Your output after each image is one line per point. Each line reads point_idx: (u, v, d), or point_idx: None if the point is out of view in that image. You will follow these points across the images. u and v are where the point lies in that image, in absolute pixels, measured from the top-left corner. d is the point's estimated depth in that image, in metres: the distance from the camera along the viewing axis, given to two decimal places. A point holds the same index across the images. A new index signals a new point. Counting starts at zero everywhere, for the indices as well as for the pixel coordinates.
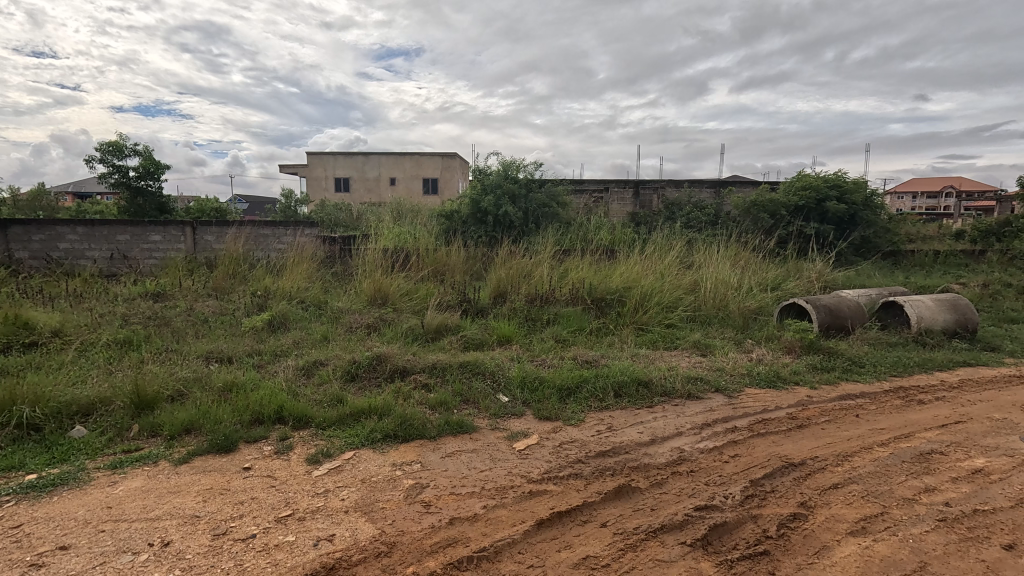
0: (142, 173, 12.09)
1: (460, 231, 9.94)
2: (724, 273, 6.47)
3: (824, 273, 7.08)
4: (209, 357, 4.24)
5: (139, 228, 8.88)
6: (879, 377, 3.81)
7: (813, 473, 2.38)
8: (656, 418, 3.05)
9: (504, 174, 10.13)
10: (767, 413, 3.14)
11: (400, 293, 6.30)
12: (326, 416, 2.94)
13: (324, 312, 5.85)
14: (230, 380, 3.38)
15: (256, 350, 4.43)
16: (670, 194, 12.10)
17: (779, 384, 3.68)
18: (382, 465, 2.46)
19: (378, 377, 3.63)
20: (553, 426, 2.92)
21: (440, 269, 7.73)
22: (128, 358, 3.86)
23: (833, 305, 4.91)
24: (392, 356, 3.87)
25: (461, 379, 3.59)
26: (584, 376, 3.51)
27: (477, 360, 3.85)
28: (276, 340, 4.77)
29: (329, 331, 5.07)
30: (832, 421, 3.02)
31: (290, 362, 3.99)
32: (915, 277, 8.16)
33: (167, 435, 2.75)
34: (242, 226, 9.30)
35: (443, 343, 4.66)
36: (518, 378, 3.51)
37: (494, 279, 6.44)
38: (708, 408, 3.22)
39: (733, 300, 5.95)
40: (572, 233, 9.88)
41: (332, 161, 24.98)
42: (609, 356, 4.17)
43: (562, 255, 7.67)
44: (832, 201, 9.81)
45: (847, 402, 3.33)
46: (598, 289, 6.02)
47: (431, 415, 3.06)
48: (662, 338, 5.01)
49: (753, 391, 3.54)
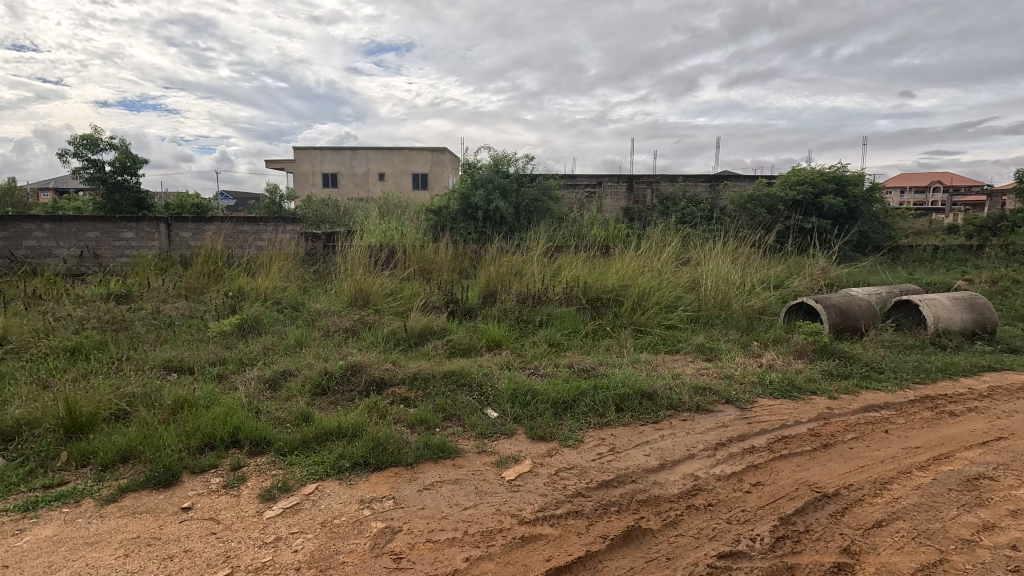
0: (119, 167, 11.58)
1: (449, 227, 9.56)
2: (725, 270, 6.16)
3: (828, 269, 6.78)
4: (167, 368, 3.84)
5: (110, 224, 8.40)
6: (901, 384, 3.50)
7: (850, 508, 2.05)
8: (663, 437, 2.71)
9: (494, 168, 9.76)
10: (786, 429, 2.82)
11: (384, 293, 5.93)
12: (288, 440, 2.56)
13: (302, 314, 5.46)
14: (183, 397, 2.99)
15: (221, 359, 4.03)
16: (664, 188, 11.80)
17: (795, 394, 3.35)
18: (347, 503, 2.09)
19: (353, 390, 3.26)
20: (549, 449, 2.57)
21: (427, 267, 7.35)
22: (72, 371, 3.45)
23: (844, 304, 4.60)
24: (368, 365, 3.49)
25: (445, 391, 3.23)
26: (581, 388, 3.15)
27: (463, 370, 3.49)
28: (245, 346, 4.37)
29: (304, 336, 4.68)
30: (860, 438, 2.70)
31: (255, 373, 3.59)
32: (917, 273, 7.90)
33: (99, 465, 2.36)
34: (219, 223, 8.84)
35: (427, 348, 4.30)
36: (507, 390, 3.15)
37: (484, 277, 6.08)
38: (721, 424, 2.88)
39: (735, 298, 5.64)
40: (565, 228, 9.53)
41: (320, 155, 24.44)
42: (609, 362, 3.83)
43: (554, 251, 7.33)
44: (829, 196, 9.52)
45: (871, 415, 3.01)
46: (593, 289, 5.68)
47: (410, 437, 2.70)
48: (662, 341, 4.69)
49: (768, 403, 3.21)
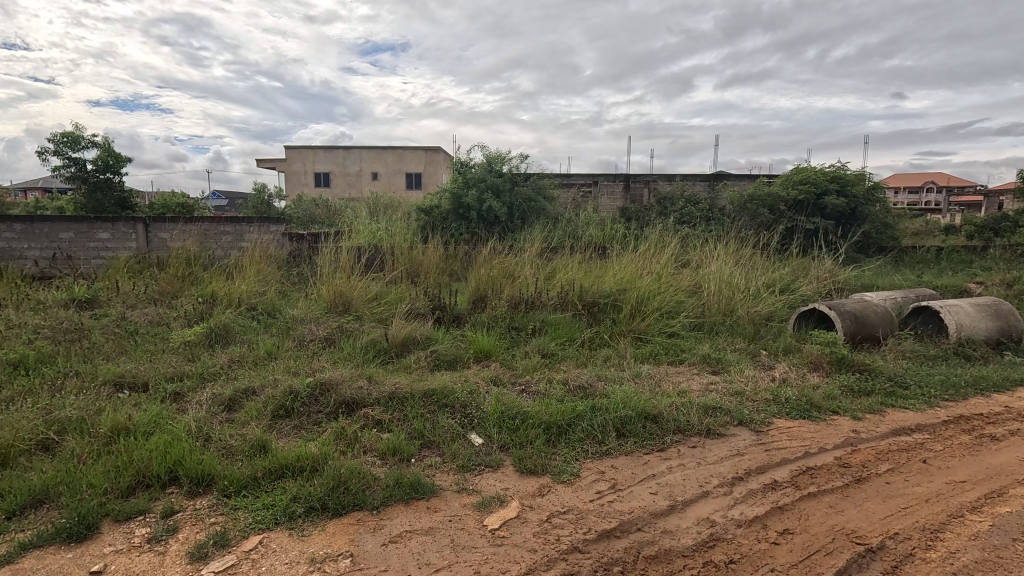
0: (100, 166, 11.15)
1: (440, 227, 9.20)
2: (728, 274, 5.84)
3: (835, 271, 6.46)
4: (119, 385, 3.47)
5: (84, 224, 7.97)
6: (930, 401, 3.17)
7: (900, 568, 1.70)
8: (672, 470, 2.37)
9: (486, 166, 9.40)
10: (810, 458, 2.48)
11: (368, 298, 5.56)
12: (235, 476, 2.19)
13: (277, 321, 5.09)
14: (122, 422, 2.61)
15: (180, 374, 3.65)
16: (662, 188, 11.49)
17: (814, 414, 3.01)
18: (294, 564, 1.72)
19: (320, 412, 2.90)
20: (539, 487, 2.22)
21: (414, 270, 6.99)
22: (7, 392, 3.07)
23: (860, 311, 4.28)
24: (340, 384, 3.13)
25: (424, 414, 2.87)
26: (578, 410, 2.78)
27: (446, 388, 3.13)
28: (209, 358, 3.99)
29: (275, 347, 4.30)
30: (896, 470, 2.36)
31: (213, 390, 3.22)
32: (924, 276, 7.61)
33: (4, 513, 1.98)
34: (200, 223, 8.43)
35: (409, 360, 3.94)
36: (494, 413, 2.79)
37: (474, 281, 5.72)
38: (736, 452, 2.54)
39: (740, 303, 5.32)
40: (561, 228, 9.19)
41: (312, 154, 24.02)
42: (607, 376, 3.48)
43: (549, 253, 6.97)
44: (832, 196, 9.22)
45: (903, 440, 2.68)
46: (589, 293, 5.35)
47: (379, 471, 2.34)
48: (663, 351, 4.36)
49: (786, 425, 2.87)
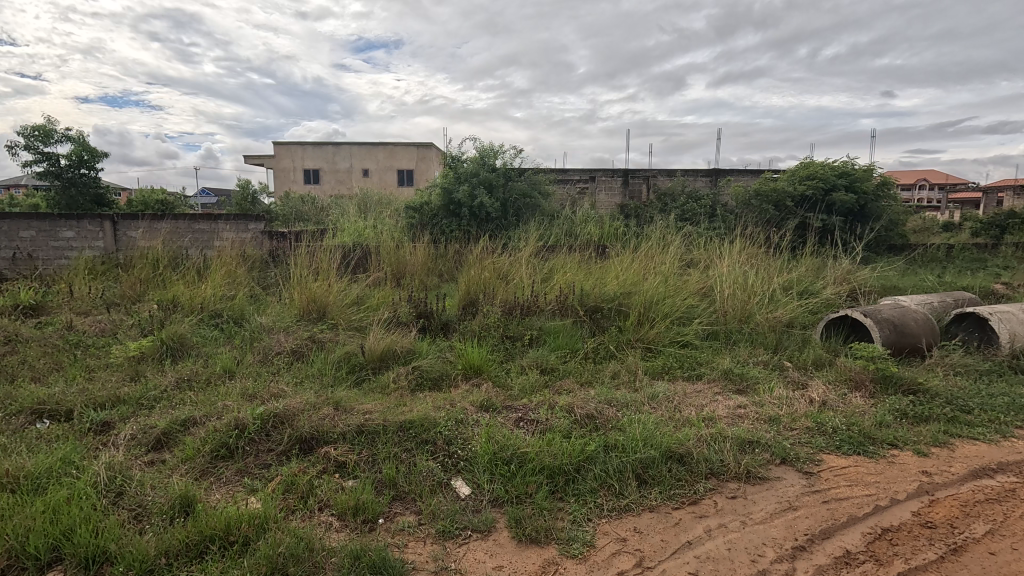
0: (75, 161, 10.49)
1: (429, 224, 8.65)
2: (743, 275, 5.34)
3: (854, 271, 5.98)
4: (38, 414, 2.91)
5: (46, 222, 7.36)
6: (1002, 431, 2.67)
7: None
8: (712, 534, 1.85)
9: (478, 161, 8.86)
10: (881, 516, 1.97)
11: (346, 303, 5.01)
12: (137, 554, 1.65)
13: (243, 330, 4.53)
14: (11, 472, 2.05)
15: (113, 398, 3.08)
16: (662, 183, 11.00)
17: (869, 448, 2.51)
18: None
19: (272, 453, 2.36)
20: (544, 565, 1.70)
21: (400, 271, 6.44)
22: None
23: (898, 319, 3.80)
24: (299, 414, 2.59)
25: (400, 455, 2.34)
26: (588, 449, 2.26)
27: (428, 418, 2.60)
28: (154, 377, 3.42)
29: (234, 362, 3.74)
30: (996, 534, 1.85)
31: (145, 422, 2.67)
32: (943, 276, 7.14)
33: None
34: (173, 220, 7.81)
35: (388, 378, 3.42)
36: (485, 453, 2.26)
37: (464, 283, 5.18)
38: (789, 507, 2.02)
39: (757, 308, 4.81)
40: (557, 225, 8.67)
41: (301, 150, 23.38)
42: (618, 399, 2.96)
43: (545, 252, 6.46)
44: (840, 191, 8.71)
45: (989, 486, 2.17)
46: (592, 296, 4.85)
47: (335, 542, 1.80)
48: (677, 364, 3.86)
49: (839, 465, 2.36)
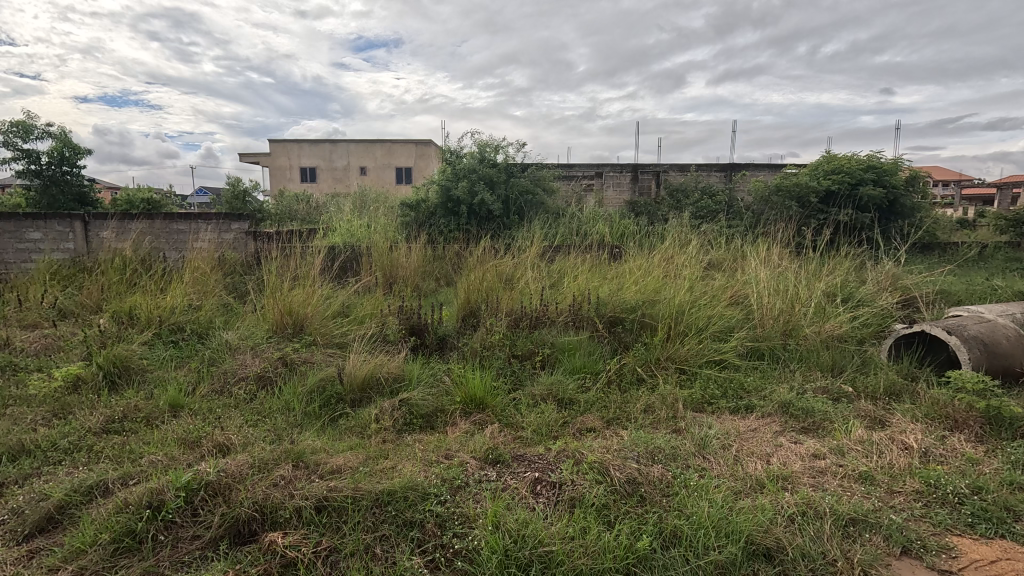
0: (56, 159, 9.78)
1: (426, 223, 8.00)
2: (780, 282, 4.68)
3: (899, 276, 5.30)
4: None
5: (11, 223, 6.70)
6: None
7: None
8: None
9: (478, 156, 8.18)
10: None
11: (327, 315, 4.33)
12: None
13: (204, 349, 3.86)
14: None
15: (15, 448, 2.40)
16: (673, 179, 10.33)
17: (1016, 528, 1.84)
18: None
19: (196, 546, 1.69)
20: None
21: (392, 275, 5.76)
22: None
23: (989, 338, 3.14)
24: (241, 483, 1.92)
25: (377, 549, 1.68)
26: (639, 547, 1.60)
27: (419, 485, 1.94)
28: (81, 416, 2.75)
29: (184, 393, 3.07)
30: None
31: (37, 488, 2.00)
32: (990, 279, 6.46)
33: None
34: (149, 219, 7.11)
35: (367, 417, 2.75)
36: (493, 550, 1.59)
37: (462, 290, 4.51)
38: None
39: (803, 321, 4.14)
40: (564, 223, 7.99)
41: (297, 148, 22.71)
42: (662, 448, 2.30)
43: (552, 254, 5.79)
44: (869, 186, 8.01)
45: None
46: (610, 306, 4.19)
47: None
48: (721, 393, 3.19)
49: (988, 560, 1.70)
